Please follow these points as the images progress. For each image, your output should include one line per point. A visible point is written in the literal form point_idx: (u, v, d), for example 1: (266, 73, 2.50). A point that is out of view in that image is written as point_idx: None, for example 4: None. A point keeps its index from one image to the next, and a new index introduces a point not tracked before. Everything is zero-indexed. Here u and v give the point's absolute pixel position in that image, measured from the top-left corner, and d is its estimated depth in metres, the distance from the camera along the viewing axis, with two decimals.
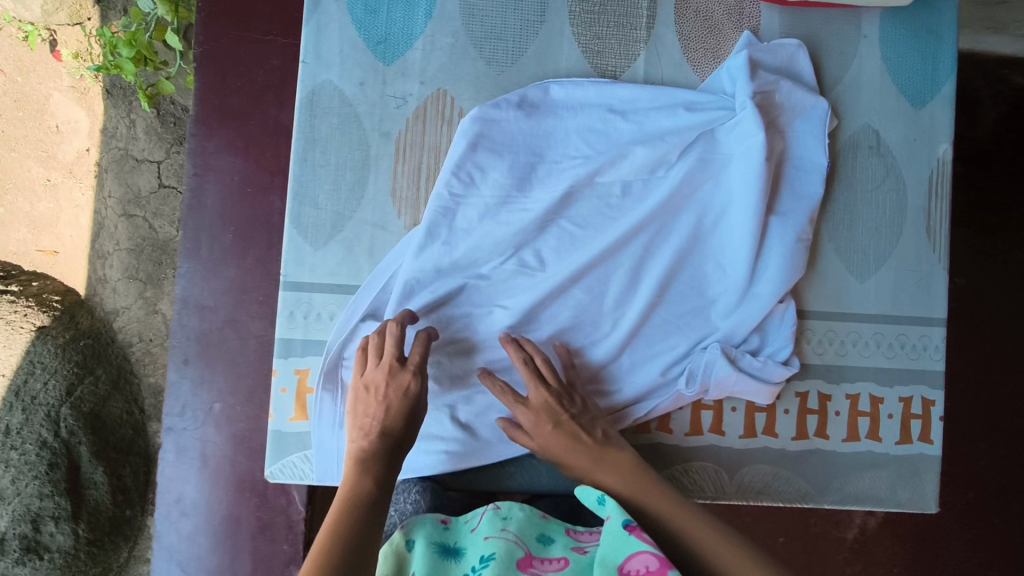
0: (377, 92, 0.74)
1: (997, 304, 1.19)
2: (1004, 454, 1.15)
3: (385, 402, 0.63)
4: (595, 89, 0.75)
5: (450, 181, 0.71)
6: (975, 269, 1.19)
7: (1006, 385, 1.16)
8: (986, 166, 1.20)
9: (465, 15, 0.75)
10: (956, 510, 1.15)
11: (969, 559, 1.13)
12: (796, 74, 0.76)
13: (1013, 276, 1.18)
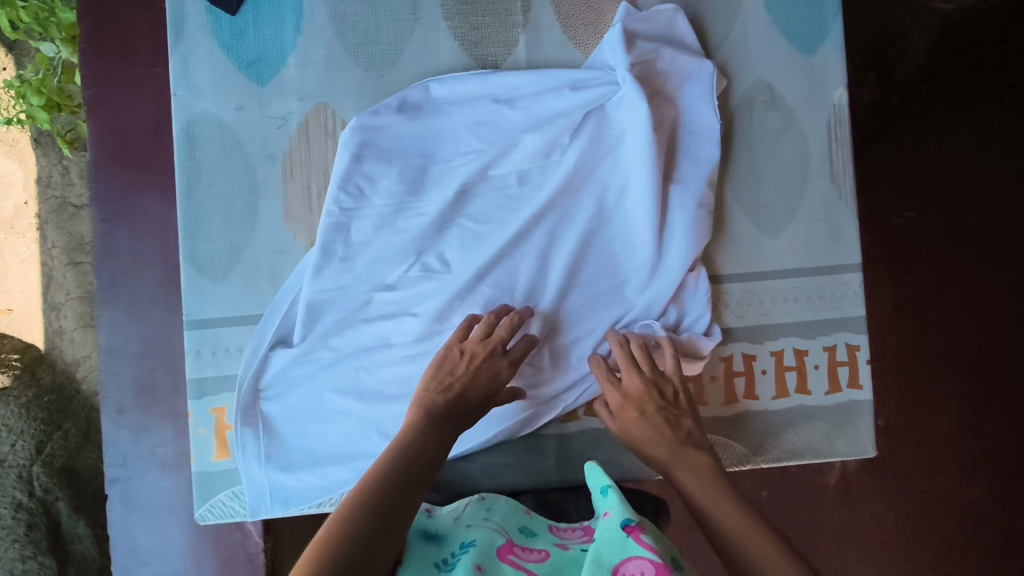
0: (256, 115, 0.72)
1: (950, 232, 1.17)
2: (977, 380, 1.14)
3: (475, 370, 0.68)
4: (477, 81, 0.73)
5: (339, 196, 0.70)
6: (925, 201, 1.16)
7: (970, 312, 1.15)
8: (924, 96, 1.16)
9: (336, 24, 0.73)
10: (938, 442, 1.13)
11: (954, 488, 1.13)
12: (678, 37, 0.75)
13: (960, 203, 1.17)
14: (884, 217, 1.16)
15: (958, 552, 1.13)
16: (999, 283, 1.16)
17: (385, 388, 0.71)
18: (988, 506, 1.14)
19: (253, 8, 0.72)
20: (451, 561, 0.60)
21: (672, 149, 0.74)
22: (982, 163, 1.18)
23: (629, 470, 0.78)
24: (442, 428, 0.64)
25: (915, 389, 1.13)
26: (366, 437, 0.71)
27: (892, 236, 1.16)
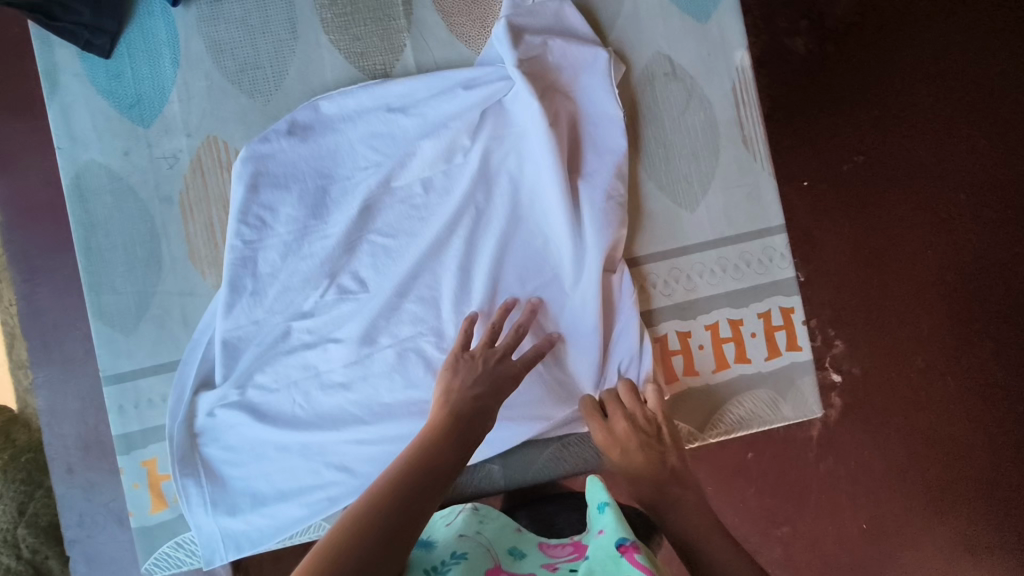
0: (144, 157, 0.70)
1: (903, 169, 1.16)
2: (941, 315, 1.16)
3: (491, 375, 0.66)
4: (366, 93, 0.71)
5: (240, 230, 0.68)
6: (873, 143, 1.15)
7: (928, 248, 1.16)
8: (858, 38, 1.15)
9: (213, 52, 0.71)
10: (911, 381, 1.15)
11: (929, 424, 1.15)
12: (567, 28, 0.74)
13: (911, 138, 1.16)
14: (834, 164, 1.14)
15: (943, 484, 1.15)
16: (950, 216, 1.16)
17: (320, 414, 0.71)
18: (966, 436, 1.16)
19: (126, 47, 0.70)
20: (443, 568, 0.64)
21: (577, 143, 0.74)
22: (923, 97, 1.16)
23: (578, 461, 0.77)
24: (470, 423, 0.62)
25: (884, 332, 1.14)
26: (310, 469, 0.70)
27: (842, 183, 1.14)
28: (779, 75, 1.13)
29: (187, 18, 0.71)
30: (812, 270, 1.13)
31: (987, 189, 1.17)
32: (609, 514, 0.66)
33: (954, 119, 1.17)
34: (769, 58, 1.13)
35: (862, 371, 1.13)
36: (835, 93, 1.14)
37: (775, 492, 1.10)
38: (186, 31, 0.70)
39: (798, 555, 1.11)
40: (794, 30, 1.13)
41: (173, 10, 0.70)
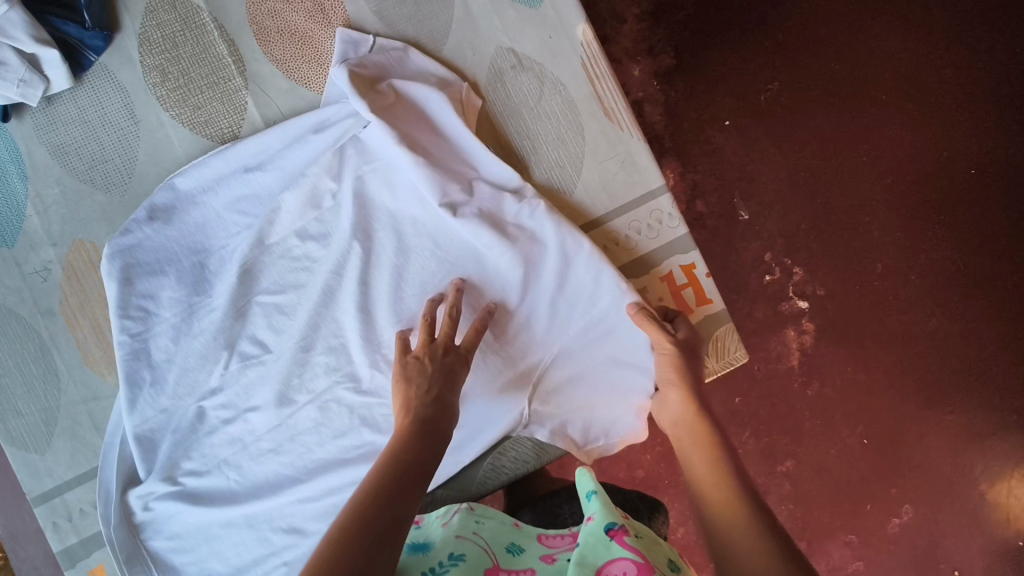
0: (16, 276, 0.70)
1: (821, 82, 1.12)
2: (892, 216, 1.13)
3: (441, 366, 0.64)
4: (218, 160, 0.71)
5: (124, 324, 0.68)
6: (782, 67, 1.11)
7: (864, 155, 1.13)
8: None
9: (59, 157, 0.71)
10: (879, 288, 1.13)
11: (909, 323, 1.13)
12: (406, 63, 0.74)
13: (819, 50, 1.12)
14: (751, 96, 1.11)
15: (938, 379, 1.14)
16: (877, 117, 1.13)
17: (258, 480, 0.70)
18: (952, 326, 1.14)
19: None
20: (440, 570, 0.61)
21: (442, 162, 0.72)
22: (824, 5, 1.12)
23: (518, 462, 0.77)
24: (432, 430, 0.60)
25: (838, 248, 1.13)
26: (261, 539, 0.69)
27: (762, 113, 1.11)
28: (679, 24, 1.10)
29: (23, 130, 0.71)
30: (754, 206, 1.11)
31: (909, 77, 1.13)
32: (598, 501, 0.60)
33: (863, 16, 1.13)
34: (662, 11, 1.10)
35: (828, 290, 1.12)
36: (734, 24, 1.10)
37: (771, 428, 1.12)
38: (26, 142, 0.71)
39: (805, 484, 1.13)
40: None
41: (6, 125, 0.70)
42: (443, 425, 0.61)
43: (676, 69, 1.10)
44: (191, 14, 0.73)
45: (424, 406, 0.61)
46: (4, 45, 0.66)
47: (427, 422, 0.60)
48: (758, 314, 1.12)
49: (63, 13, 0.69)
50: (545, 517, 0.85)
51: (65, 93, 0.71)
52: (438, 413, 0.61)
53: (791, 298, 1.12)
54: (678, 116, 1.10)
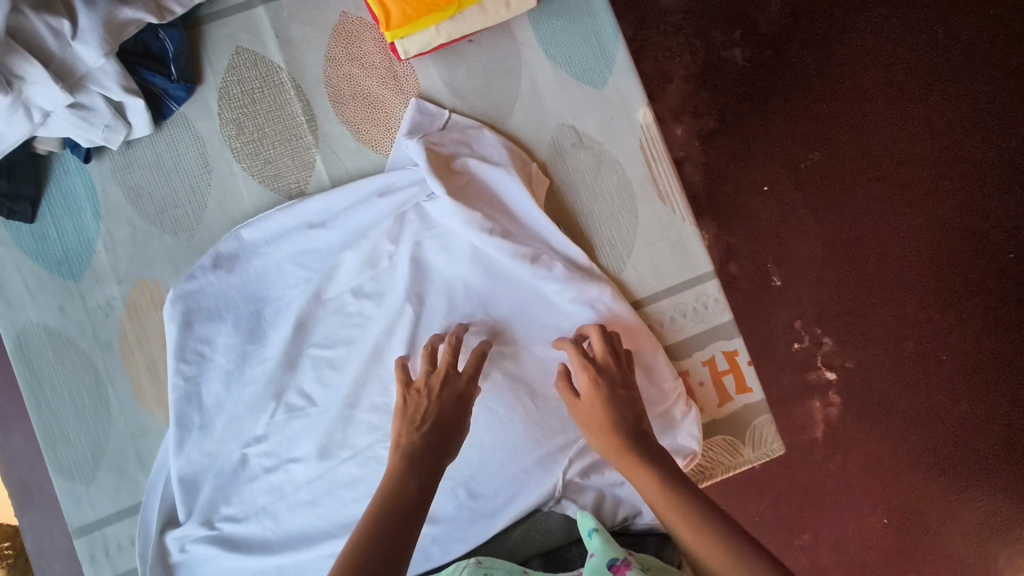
0: (80, 309, 0.73)
1: (857, 151, 1.11)
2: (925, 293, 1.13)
3: (437, 402, 0.64)
4: (283, 214, 0.73)
5: (180, 367, 0.70)
6: (818, 133, 1.11)
7: (893, 226, 1.12)
8: (790, 40, 1.10)
9: (133, 198, 0.74)
10: (901, 359, 1.12)
11: (928, 399, 1.12)
12: (474, 147, 0.75)
13: (857, 120, 1.11)
14: (789, 165, 1.10)
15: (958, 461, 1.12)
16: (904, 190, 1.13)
17: (292, 532, 0.71)
18: (968, 405, 1.12)
19: (48, 206, 0.73)
20: None
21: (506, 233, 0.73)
22: (868, 84, 1.12)
23: (547, 534, 0.75)
24: (420, 481, 0.58)
25: (863, 316, 1.11)
26: None
27: (798, 176, 1.10)
28: (724, 87, 1.09)
29: (101, 170, 0.74)
30: (785, 271, 1.10)
31: (949, 160, 1.13)
32: (599, 536, 0.63)
33: (907, 97, 1.13)
34: (710, 70, 1.09)
35: (857, 363, 1.11)
36: (777, 88, 1.10)
37: (790, 499, 1.08)
38: (102, 182, 0.74)
39: (822, 561, 1.09)
40: (729, 40, 1.09)
41: (87, 166, 0.74)
42: (436, 474, 0.60)
43: (719, 131, 1.09)
44: (271, 73, 0.76)
45: (420, 452, 0.61)
46: (95, 92, 0.69)
47: (416, 474, 0.59)
48: (785, 382, 1.11)
49: (152, 66, 0.73)
50: (555, 565, 0.74)
51: (144, 138, 0.75)
52: (429, 469, 0.60)
53: (819, 368, 1.11)
54: (721, 174, 1.09)
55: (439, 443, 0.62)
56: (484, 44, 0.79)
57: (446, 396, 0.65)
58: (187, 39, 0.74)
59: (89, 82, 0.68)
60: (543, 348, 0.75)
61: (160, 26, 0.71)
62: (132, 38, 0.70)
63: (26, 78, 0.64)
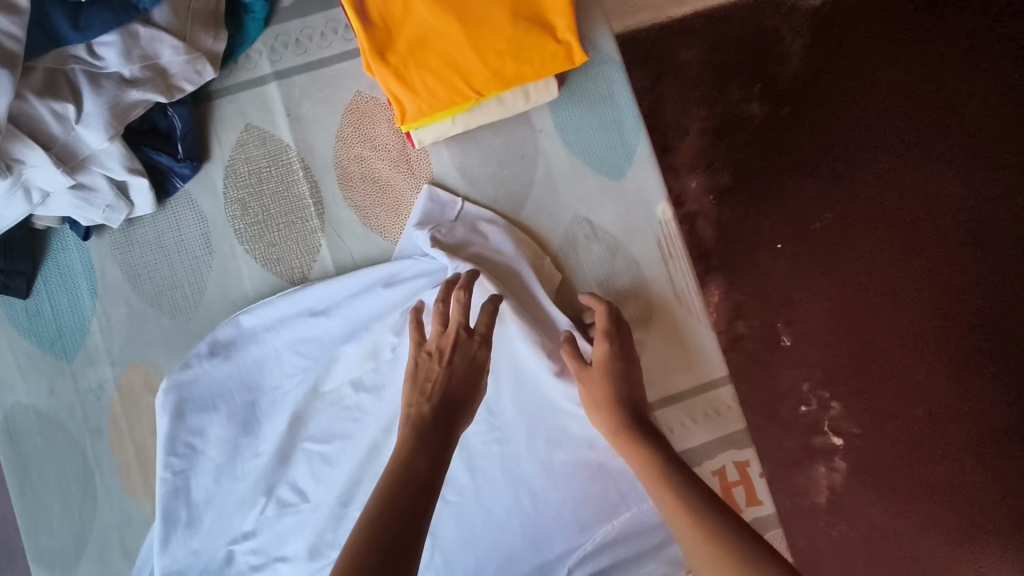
0: (71, 391, 0.71)
1: (902, 225, 0.87)
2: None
3: (447, 369, 0.59)
4: (284, 302, 0.71)
5: (168, 461, 0.68)
6: (854, 198, 0.87)
7: (948, 316, 0.87)
8: (822, 89, 0.87)
9: (131, 278, 0.72)
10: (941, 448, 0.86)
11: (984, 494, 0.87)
12: (485, 241, 0.72)
13: (906, 187, 0.87)
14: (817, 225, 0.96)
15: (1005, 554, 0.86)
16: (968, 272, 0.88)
17: None
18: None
19: (44, 282, 0.71)
20: None
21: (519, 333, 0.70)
22: (930, 124, 0.88)
23: None
24: (432, 456, 0.54)
25: (900, 418, 0.87)
26: None
27: (822, 250, 0.86)
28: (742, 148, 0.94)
29: (100, 248, 0.72)
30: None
31: None
32: None
33: (1020, 121, 0.88)
34: (727, 124, 0.86)
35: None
36: (798, 149, 0.87)
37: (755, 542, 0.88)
38: (101, 260, 0.72)
39: None
40: (747, 94, 0.86)
41: (85, 243, 0.72)
42: (448, 448, 0.56)
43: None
44: (279, 151, 0.74)
45: (431, 424, 0.56)
46: (98, 173, 0.67)
47: (427, 449, 0.54)
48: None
49: (157, 144, 0.71)
50: None
51: (146, 216, 0.72)
52: (441, 440, 0.56)
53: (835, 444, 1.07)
54: (730, 241, 0.85)
55: (450, 413, 0.58)
56: (500, 129, 0.76)
57: (458, 360, 0.60)
58: (194, 116, 0.72)
59: (92, 163, 0.66)
60: (547, 449, 0.73)
61: (168, 105, 0.69)
62: (139, 117, 0.69)
63: (26, 161, 0.62)
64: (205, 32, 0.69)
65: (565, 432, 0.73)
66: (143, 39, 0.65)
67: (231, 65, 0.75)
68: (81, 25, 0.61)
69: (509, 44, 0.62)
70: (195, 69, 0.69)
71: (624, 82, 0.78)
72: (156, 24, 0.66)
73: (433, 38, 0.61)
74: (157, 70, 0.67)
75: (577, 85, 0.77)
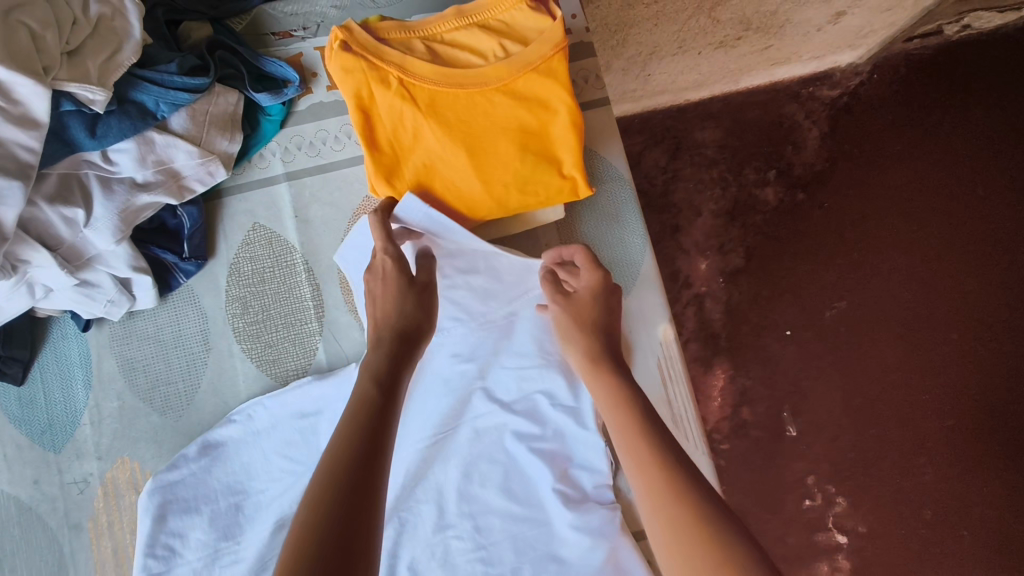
0: (55, 484, 0.70)
1: (897, 305, 1.06)
2: (950, 461, 1.04)
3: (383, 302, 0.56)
4: (275, 402, 0.70)
5: (146, 563, 0.65)
6: (854, 287, 1.06)
7: (927, 390, 1.05)
8: (823, 184, 1.06)
9: (125, 370, 0.72)
10: (901, 512, 1.04)
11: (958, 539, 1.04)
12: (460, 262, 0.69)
13: (918, 258, 1.06)
14: (815, 313, 1.05)
15: None
16: (946, 355, 1.05)
17: None
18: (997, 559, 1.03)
19: (40, 370, 0.72)
20: None
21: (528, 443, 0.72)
22: (898, 223, 1.07)
23: None
24: (386, 386, 0.50)
25: (884, 484, 1.04)
26: None
27: (828, 332, 1.05)
28: (755, 227, 1.05)
29: (98, 339, 0.72)
30: (803, 422, 1.04)
31: (999, 314, 1.06)
32: None
33: (963, 230, 1.07)
34: (740, 209, 1.05)
35: (869, 529, 1.04)
36: (786, 237, 1.05)
37: None
38: (98, 351, 0.72)
39: None
40: (762, 179, 1.05)
41: (85, 334, 0.72)
42: (409, 351, 0.54)
43: (744, 271, 1.04)
44: (285, 252, 0.74)
45: (385, 351, 0.53)
46: (103, 271, 0.67)
47: (381, 381, 0.50)
48: (791, 540, 1.04)
49: (164, 243, 0.71)
50: None
51: (148, 310, 0.73)
52: (401, 362, 0.53)
53: (829, 530, 1.04)
54: (741, 320, 1.04)
55: (407, 336, 0.55)
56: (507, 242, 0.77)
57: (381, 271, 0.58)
58: (204, 215, 0.73)
59: (97, 262, 0.67)
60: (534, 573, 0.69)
61: (179, 205, 0.70)
62: (149, 217, 0.70)
63: (32, 262, 0.63)
64: (221, 136, 0.70)
65: (555, 558, 0.70)
66: (159, 146, 0.66)
67: (244, 163, 0.76)
68: (98, 133, 0.62)
69: (515, 176, 0.62)
70: (207, 170, 0.70)
71: (630, 200, 0.78)
72: (173, 131, 0.67)
73: (440, 166, 0.62)
74: (170, 173, 0.68)
75: (582, 202, 0.77)
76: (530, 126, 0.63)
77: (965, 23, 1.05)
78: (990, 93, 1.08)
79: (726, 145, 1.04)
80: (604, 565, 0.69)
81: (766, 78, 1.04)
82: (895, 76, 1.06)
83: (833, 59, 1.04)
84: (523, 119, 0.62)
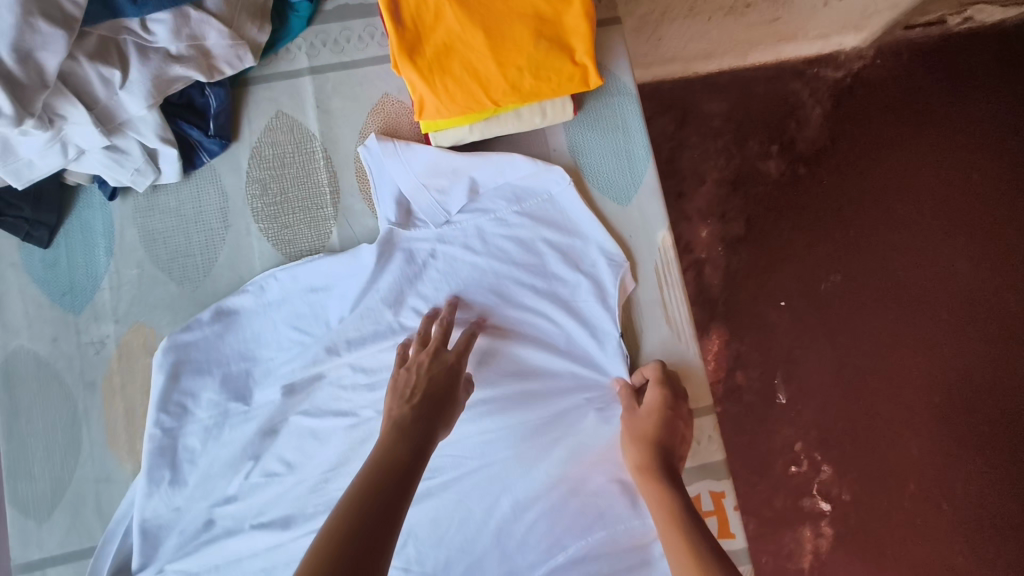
0: (72, 343, 0.73)
1: (890, 282, 1.09)
2: (935, 434, 1.07)
3: (427, 374, 0.63)
4: (286, 276, 0.73)
5: (159, 418, 0.69)
6: (850, 264, 1.09)
7: (917, 353, 1.08)
8: (825, 162, 1.09)
9: (146, 240, 0.75)
10: (886, 482, 1.06)
11: (938, 507, 1.06)
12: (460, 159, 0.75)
13: (914, 236, 1.10)
14: (811, 283, 1.08)
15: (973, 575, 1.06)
16: (935, 329, 1.09)
17: None
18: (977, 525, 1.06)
19: (64, 236, 0.75)
20: None
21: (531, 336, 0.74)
22: (895, 204, 1.10)
23: None
24: (413, 445, 0.57)
25: (872, 454, 1.06)
26: None
27: (821, 305, 1.07)
28: (755, 198, 1.07)
29: (123, 211, 0.75)
30: (793, 389, 1.06)
31: (988, 297, 1.10)
32: None
33: (954, 216, 1.11)
34: (742, 179, 1.07)
35: (854, 497, 1.06)
36: (790, 206, 1.08)
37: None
38: (122, 221, 0.75)
39: None
40: (763, 154, 1.08)
41: (110, 203, 0.75)
42: (432, 426, 0.60)
43: (744, 238, 1.07)
44: (305, 140, 0.78)
45: (412, 419, 0.59)
46: (132, 138, 0.71)
47: (408, 442, 0.56)
48: (777, 501, 1.05)
49: (191, 119, 0.75)
50: None
51: (171, 185, 0.76)
52: (423, 431, 0.59)
53: (814, 496, 1.05)
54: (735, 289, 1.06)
55: (435, 404, 0.61)
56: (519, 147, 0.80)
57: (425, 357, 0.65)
58: (230, 99, 0.77)
59: (128, 128, 0.70)
60: (531, 455, 0.73)
61: (207, 84, 0.74)
62: (178, 92, 0.73)
63: (68, 118, 0.65)
64: (252, 24, 0.74)
65: (552, 443, 0.73)
66: (194, 21, 0.68)
67: (272, 55, 0.79)
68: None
69: (529, 61, 0.66)
70: (236, 53, 0.73)
71: (637, 113, 0.82)
72: (208, 10, 0.69)
73: (458, 46, 0.65)
74: (201, 50, 0.71)
75: (593, 111, 0.81)
76: (545, 14, 0.66)
77: (968, 16, 1.11)
78: (990, 87, 1.12)
79: (731, 119, 1.07)
80: (600, 449, 0.73)
81: (773, 54, 1.08)
82: (898, 59, 1.10)
83: (837, 42, 1.08)
84: (539, 7, 0.66)
